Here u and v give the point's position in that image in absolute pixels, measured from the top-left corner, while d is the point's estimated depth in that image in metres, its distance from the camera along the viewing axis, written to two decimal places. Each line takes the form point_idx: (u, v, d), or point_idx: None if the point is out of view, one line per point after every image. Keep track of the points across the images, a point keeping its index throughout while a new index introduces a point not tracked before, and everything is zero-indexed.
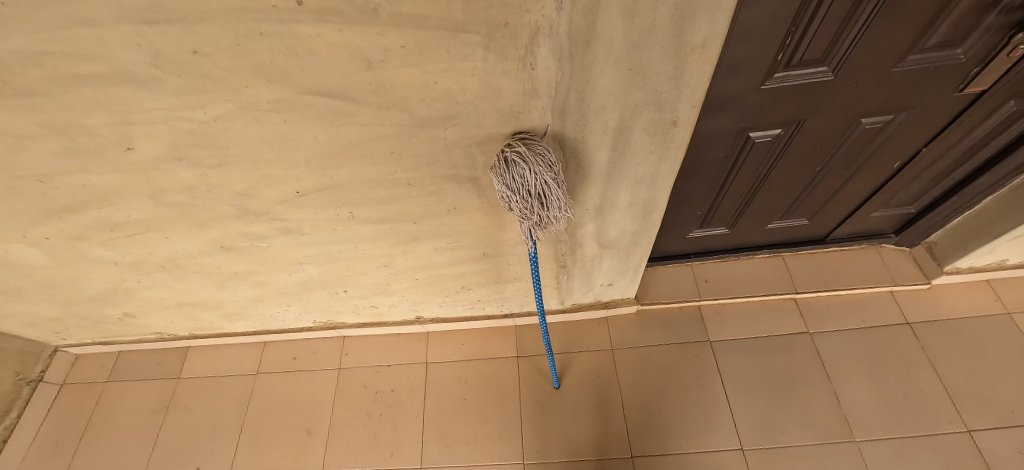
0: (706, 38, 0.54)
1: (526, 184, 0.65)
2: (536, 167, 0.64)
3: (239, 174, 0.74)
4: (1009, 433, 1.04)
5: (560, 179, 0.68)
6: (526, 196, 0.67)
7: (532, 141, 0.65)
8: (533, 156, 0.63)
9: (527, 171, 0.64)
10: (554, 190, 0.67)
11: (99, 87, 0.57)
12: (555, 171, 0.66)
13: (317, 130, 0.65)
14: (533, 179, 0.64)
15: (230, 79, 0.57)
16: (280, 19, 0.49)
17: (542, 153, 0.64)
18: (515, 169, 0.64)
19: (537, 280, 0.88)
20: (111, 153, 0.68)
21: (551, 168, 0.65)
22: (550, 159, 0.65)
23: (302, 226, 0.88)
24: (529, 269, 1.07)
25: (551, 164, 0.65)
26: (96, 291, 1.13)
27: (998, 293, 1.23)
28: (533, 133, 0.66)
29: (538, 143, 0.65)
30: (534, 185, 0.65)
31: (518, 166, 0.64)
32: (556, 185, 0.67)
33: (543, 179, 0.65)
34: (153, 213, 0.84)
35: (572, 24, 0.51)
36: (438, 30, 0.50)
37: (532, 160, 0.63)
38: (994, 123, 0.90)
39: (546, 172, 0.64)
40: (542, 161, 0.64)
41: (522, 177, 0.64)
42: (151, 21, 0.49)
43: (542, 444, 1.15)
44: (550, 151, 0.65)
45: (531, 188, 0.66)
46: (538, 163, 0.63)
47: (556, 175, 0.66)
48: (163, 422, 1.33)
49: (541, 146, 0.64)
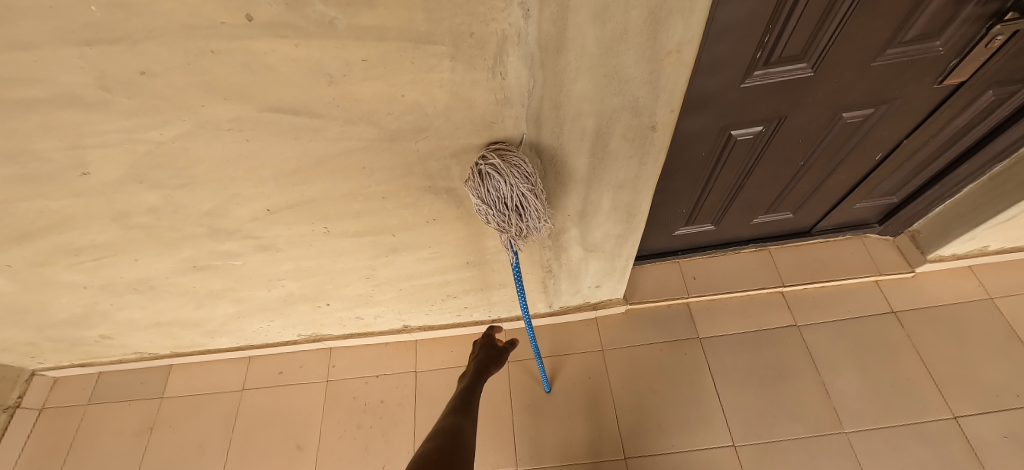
0: (681, 41, 0.52)
1: (503, 196, 0.63)
2: (512, 179, 0.62)
3: (205, 194, 0.71)
4: (994, 417, 1.06)
5: (537, 189, 0.66)
6: (503, 208, 0.65)
7: (507, 152, 0.62)
8: (508, 169, 0.61)
9: (503, 183, 0.62)
10: (532, 201, 0.65)
11: (44, 111, 0.53)
12: (532, 182, 0.64)
13: (282, 147, 0.62)
14: (509, 191, 0.62)
15: (185, 98, 0.54)
16: (231, 35, 0.46)
17: (518, 164, 0.62)
18: (489, 182, 0.62)
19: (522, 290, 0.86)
20: (66, 178, 0.65)
21: (528, 179, 0.63)
22: (526, 170, 0.63)
23: (277, 243, 0.86)
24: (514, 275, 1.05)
25: (527, 175, 0.63)
26: (68, 314, 1.09)
27: (980, 279, 1.25)
28: (508, 143, 0.64)
29: (514, 154, 0.63)
30: (511, 197, 0.63)
31: (493, 179, 0.61)
32: (533, 195, 0.65)
33: (519, 191, 0.63)
34: (118, 235, 0.80)
35: (541, 31, 0.49)
36: (401, 41, 0.48)
37: (507, 172, 0.61)
38: (974, 112, 0.89)
39: (523, 184, 0.63)
40: (518, 172, 0.62)
41: (498, 189, 0.62)
42: (91, 42, 0.46)
43: (535, 449, 1.14)
44: (526, 161, 0.63)
45: (507, 200, 0.64)
46: (513, 175, 0.61)
47: (533, 186, 0.65)
48: (148, 443, 1.30)
49: (516, 156, 0.62)
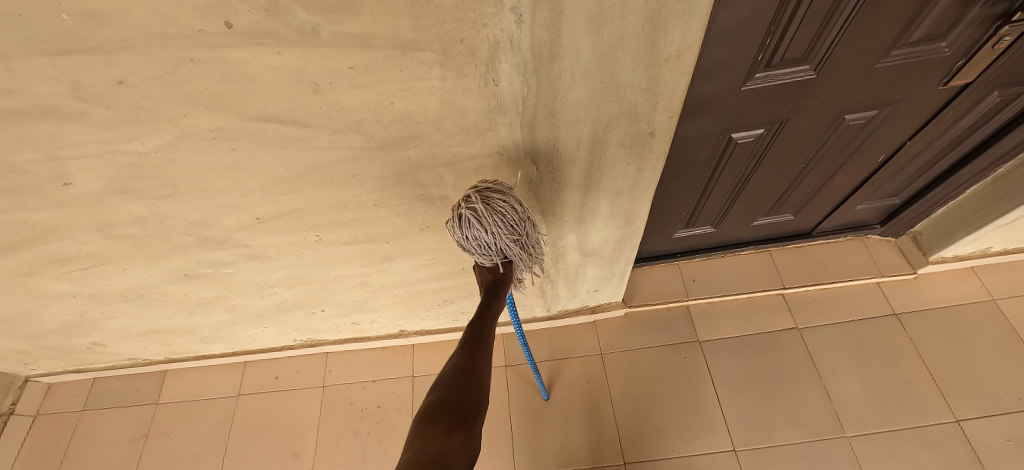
0: (681, 47, 0.50)
1: (484, 243, 0.60)
2: (493, 227, 0.58)
3: (191, 204, 0.69)
4: (997, 421, 1.05)
5: (523, 237, 0.62)
6: (485, 253, 0.61)
7: (492, 196, 0.58)
8: (490, 217, 0.57)
9: (483, 231, 0.58)
10: (516, 249, 0.62)
11: (19, 122, 0.51)
12: (518, 228, 0.60)
13: (268, 157, 0.61)
14: (491, 239, 0.59)
15: (166, 108, 0.52)
16: (209, 44, 0.44)
17: (503, 211, 0.58)
18: (469, 229, 0.58)
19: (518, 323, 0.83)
20: (46, 189, 0.63)
21: (512, 226, 0.59)
22: (513, 217, 0.59)
23: (267, 251, 0.84)
24: None
25: (512, 222, 0.59)
26: (59, 323, 1.07)
27: (983, 280, 1.23)
28: (496, 185, 0.59)
29: (500, 198, 0.58)
30: (492, 244, 0.60)
31: (472, 226, 0.58)
32: (518, 242, 0.62)
33: (501, 239, 0.59)
34: (105, 245, 0.78)
35: (533, 38, 0.46)
36: (387, 49, 0.46)
37: (489, 221, 0.57)
38: (979, 113, 0.88)
39: (506, 233, 0.59)
40: (501, 220, 0.58)
41: (477, 237, 0.59)
42: (63, 51, 0.43)
43: (534, 455, 1.12)
44: (515, 206, 0.59)
45: (489, 247, 0.60)
46: (493, 224, 0.57)
47: (518, 233, 0.61)
48: (143, 450, 1.29)
49: (503, 201, 0.58)
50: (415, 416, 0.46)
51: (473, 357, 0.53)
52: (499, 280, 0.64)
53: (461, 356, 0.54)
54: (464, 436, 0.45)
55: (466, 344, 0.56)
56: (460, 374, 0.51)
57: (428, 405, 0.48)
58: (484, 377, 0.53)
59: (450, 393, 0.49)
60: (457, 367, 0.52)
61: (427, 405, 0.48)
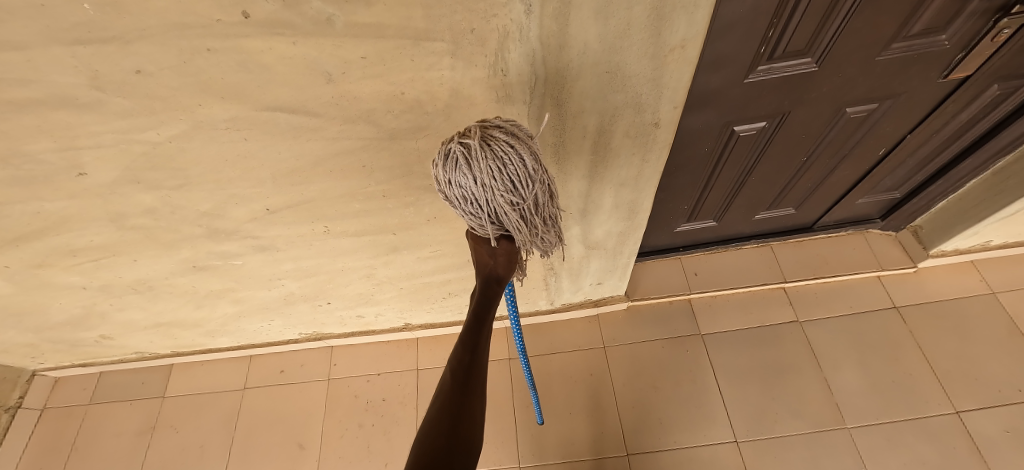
0: (685, 37, 0.51)
1: (472, 198, 0.45)
2: (485, 177, 0.43)
3: (203, 194, 0.70)
4: (996, 413, 1.06)
5: (525, 201, 0.46)
6: (471, 212, 0.47)
7: (497, 136, 0.43)
8: (486, 161, 0.42)
9: (471, 180, 0.43)
10: (513, 217, 0.46)
11: (37, 113, 0.52)
12: (520, 188, 0.45)
13: (280, 147, 0.62)
14: (480, 192, 0.44)
15: (181, 98, 0.53)
16: (226, 33, 0.45)
17: (506, 159, 0.43)
18: (454, 173, 0.43)
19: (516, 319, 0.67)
20: (61, 179, 0.64)
21: (513, 184, 0.44)
22: (516, 171, 0.43)
23: (275, 243, 0.85)
24: None
25: (515, 177, 0.44)
26: (67, 316, 1.08)
27: (983, 274, 1.24)
28: (507, 125, 0.44)
29: (506, 140, 0.43)
30: (482, 202, 0.45)
31: (458, 170, 0.43)
32: (517, 208, 0.46)
33: (494, 197, 0.44)
34: (116, 236, 0.79)
35: (542, 27, 0.47)
36: (399, 39, 0.47)
37: (481, 166, 0.42)
38: (979, 106, 0.89)
39: (502, 190, 0.43)
40: (499, 170, 0.43)
41: (462, 187, 0.44)
42: (83, 41, 0.44)
43: (537, 447, 1.14)
44: (525, 157, 0.43)
45: (478, 205, 0.45)
46: (485, 170, 0.42)
47: (520, 196, 0.45)
48: (150, 443, 1.30)
49: (509, 146, 0.43)
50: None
51: (467, 383, 0.44)
52: (498, 273, 0.51)
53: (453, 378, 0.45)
54: None
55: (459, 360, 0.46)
56: (453, 405, 0.43)
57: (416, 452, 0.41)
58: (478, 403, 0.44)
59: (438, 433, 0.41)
60: (448, 397, 0.44)
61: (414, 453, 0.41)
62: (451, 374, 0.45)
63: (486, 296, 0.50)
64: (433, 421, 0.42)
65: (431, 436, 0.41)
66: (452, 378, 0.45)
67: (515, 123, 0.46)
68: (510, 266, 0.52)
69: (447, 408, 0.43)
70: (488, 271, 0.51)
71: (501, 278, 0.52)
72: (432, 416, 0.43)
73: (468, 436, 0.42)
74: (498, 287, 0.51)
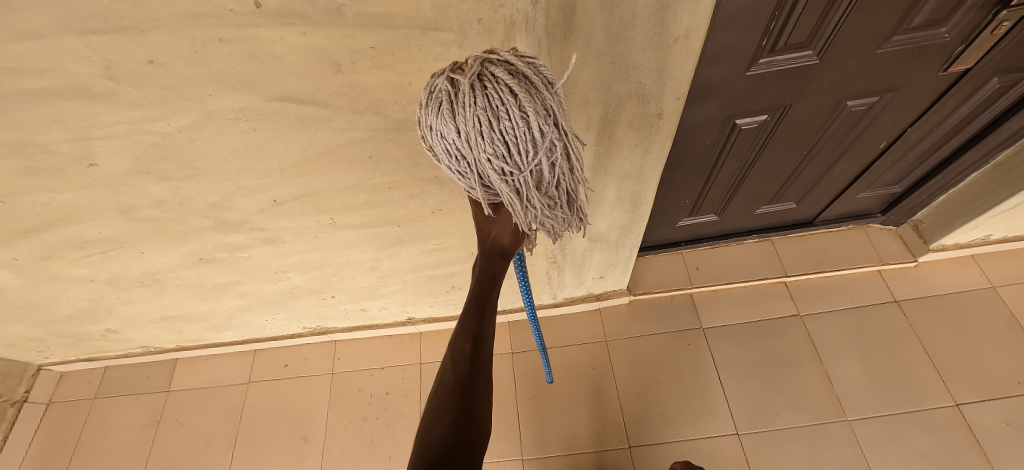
0: (689, 27, 0.52)
1: (457, 154, 0.35)
2: (470, 133, 0.32)
3: (211, 185, 0.72)
4: (995, 405, 1.07)
5: (527, 175, 0.35)
6: (459, 172, 0.37)
7: (498, 78, 0.31)
8: (472, 111, 0.31)
9: (454, 133, 0.33)
10: (506, 190, 0.35)
11: (50, 103, 0.53)
12: (520, 154, 0.33)
13: (289, 137, 0.63)
14: (464, 150, 0.34)
15: (192, 88, 0.54)
16: (238, 23, 0.46)
17: (502, 113, 0.31)
18: (436, 120, 0.33)
19: (527, 289, 0.63)
20: (72, 170, 0.65)
21: (509, 146, 0.33)
22: (515, 131, 0.32)
23: (282, 234, 0.86)
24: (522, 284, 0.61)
25: (512, 139, 0.32)
26: (74, 309, 1.09)
27: (983, 268, 1.25)
28: (519, 63, 0.32)
29: (509, 87, 0.31)
30: (468, 162, 0.35)
31: (440, 117, 0.33)
32: (514, 180, 0.35)
33: (481, 160, 0.33)
34: (125, 228, 0.80)
35: (548, 18, 0.48)
36: (408, 29, 0.48)
37: (466, 118, 0.32)
38: (979, 99, 0.89)
39: (491, 154, 0.33)
40: (491, 126, 0.32)
41: (444, 139, 0.34)
42: (98, 30, 0.45)
43: (540, 439, 1.14)
44: (529, 115, 0.31)
45: (464, 164, 0.35)
46: (472, 123, 0.31)
47: (519, 164, 0.34)
48: (155, 437, 1.31)
49: (509, 95, 0.31)
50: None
51: (471, 372, 0.43)
52: (502, 249, 0.45)
53: (452, 374, 0.44)
54: None
55: (457, 354, 0.44)
56: (455, 399, 0.42)
57: (419, 452, 0.40)
58: (479, 394, 0.43)
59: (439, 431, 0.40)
60: (447, 392, 0.43)
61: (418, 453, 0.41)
62: (456, 362, 0.44)
63: (486, 278, 0.46)
64: (439, 412, 0.42)
65: (437, 428, 0.41)
66: (457, 366, 0.44)
67: (537, 62, 0.33)
68: (516, 238, 0.45)
69: (450, 402, 0.42)
70: (490, 245, 0.45)
71: (506, 251, 0.46)
72: (436, 411, 0.42)
73: (475, 426, 0.41)
74: (502, 262, 0.46)
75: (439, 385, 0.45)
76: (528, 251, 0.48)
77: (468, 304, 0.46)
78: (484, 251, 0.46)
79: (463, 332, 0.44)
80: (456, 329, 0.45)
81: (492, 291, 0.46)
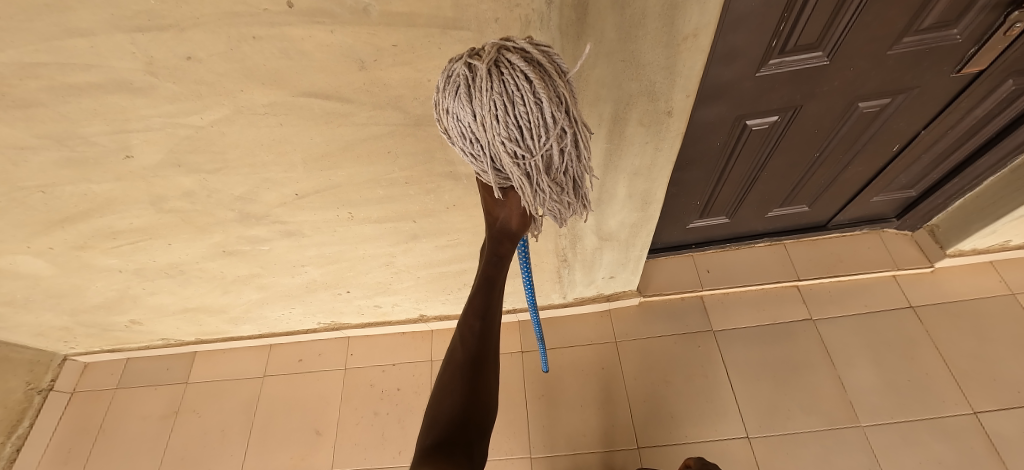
0: (698, 26, 0.54)
1: (472, 137, 0.37)
2: (485, 116, 0.34)
3: (238, 178, 0.75)
4: (1016, 413, 1.05)
5: (536, 162, 0.37)
6: (472, 155, 0.39)
7: (514, 65, 0.33)
8: (488, 96, 0.33)
9: (470, 116, 0.35)
10: (517, 173, 0.37)
11: (94, 97, 0.56)
12: (532, 138, 0.35)
13: (313, 132, 0.66)
14: (478, 133, 0.36)
15: (226, 84, 0.57)
16: (272, 22, 0.49)
17: (517, 98, 0.33)
18: (453, 102, 0.35)
19: (530, 278, 0.64)
20: (110, 161, 0.69)
21: (522, 130, 0.35)
22: (529, 116, 0.34)
23: (302, 228, 0.90)
24: (525, 273, 0.62)
25: (526, 124, 0.34)
26: (102, 299, 1.13)
27: (1001, 274, 1.23)
28: (533, 51, 0.34)
29: (525, 73, 0.33)
30: (481, 145, 0.37)
31: (456, 100, 0.35)
32: (526, 163, 0.37)
33: (495, 142, 0.35)
34: (154, 219, 0.84)
35: (562, 17, 0.50)
36: (429, 27, 0.50)
37: (482, 102, 0.33)
38: (994, 101, 0.89)
39: (504, 137, 0.35)
40: (506, 110, 0.33)
41: (460, 121, 0.36)
42: (143, 28, 0.48)
43: (549, 437, 1.15)
44: (543, 101, 0.33)
45: (478, 146, 0.37)
46: (487, 106, 0.33)
47: (531, 148, 0.36)
48: (174, 427, 1.34)
49: (524, 81, 0.33)
50: (416, 446, 0.41)
51: (480, 349, 0.45)
52: (511, 231, 0.47)
53: (462, 352, 0.45)
54: (465, 458, 0.38)
55: (467, 332, 0.46)
56: (466, 374, 0.43)
57: (430, 427, 0.42)
58: (488, 371, 0.45)
59: (449, 405, 0.42)
60: (457, 368, 0.44)
61: (428, 427, 0.42)
62: (465, 341, 0.46)
63: (496, 256, 0.49)
64: (450, 387, 0.43)
65: (446, 403, 0.42)
66: (466, 344, 0.45)
67: (552, 50, 0.35)
68: (523, 221, 0.47)
69: (461, 376, 0.44)
70: (498, 228, 0.47)
71: (514, 235, 0.48)
72: (446, 385, 0.44)
73: (483, 402, 0.43)
74: (510, 245, 0.48)
75: (449, 360, 0.46)
76: (535, 237, 0.50)
77: (477, 285, 0.48)
78: (493, 233, 0.48)
79: (473, 310, 0.46)
80: (466, 306, 0.47)
81: (499, 273, 0.48)
